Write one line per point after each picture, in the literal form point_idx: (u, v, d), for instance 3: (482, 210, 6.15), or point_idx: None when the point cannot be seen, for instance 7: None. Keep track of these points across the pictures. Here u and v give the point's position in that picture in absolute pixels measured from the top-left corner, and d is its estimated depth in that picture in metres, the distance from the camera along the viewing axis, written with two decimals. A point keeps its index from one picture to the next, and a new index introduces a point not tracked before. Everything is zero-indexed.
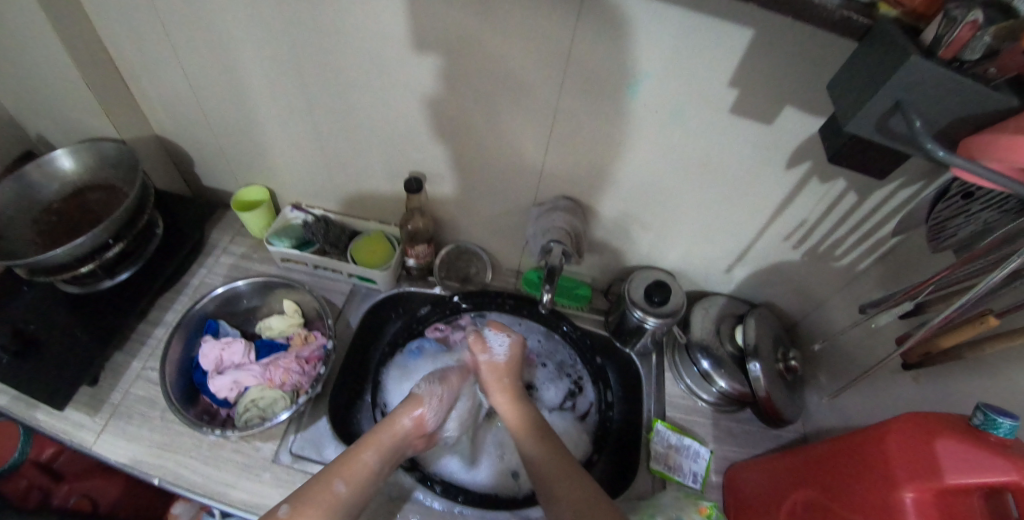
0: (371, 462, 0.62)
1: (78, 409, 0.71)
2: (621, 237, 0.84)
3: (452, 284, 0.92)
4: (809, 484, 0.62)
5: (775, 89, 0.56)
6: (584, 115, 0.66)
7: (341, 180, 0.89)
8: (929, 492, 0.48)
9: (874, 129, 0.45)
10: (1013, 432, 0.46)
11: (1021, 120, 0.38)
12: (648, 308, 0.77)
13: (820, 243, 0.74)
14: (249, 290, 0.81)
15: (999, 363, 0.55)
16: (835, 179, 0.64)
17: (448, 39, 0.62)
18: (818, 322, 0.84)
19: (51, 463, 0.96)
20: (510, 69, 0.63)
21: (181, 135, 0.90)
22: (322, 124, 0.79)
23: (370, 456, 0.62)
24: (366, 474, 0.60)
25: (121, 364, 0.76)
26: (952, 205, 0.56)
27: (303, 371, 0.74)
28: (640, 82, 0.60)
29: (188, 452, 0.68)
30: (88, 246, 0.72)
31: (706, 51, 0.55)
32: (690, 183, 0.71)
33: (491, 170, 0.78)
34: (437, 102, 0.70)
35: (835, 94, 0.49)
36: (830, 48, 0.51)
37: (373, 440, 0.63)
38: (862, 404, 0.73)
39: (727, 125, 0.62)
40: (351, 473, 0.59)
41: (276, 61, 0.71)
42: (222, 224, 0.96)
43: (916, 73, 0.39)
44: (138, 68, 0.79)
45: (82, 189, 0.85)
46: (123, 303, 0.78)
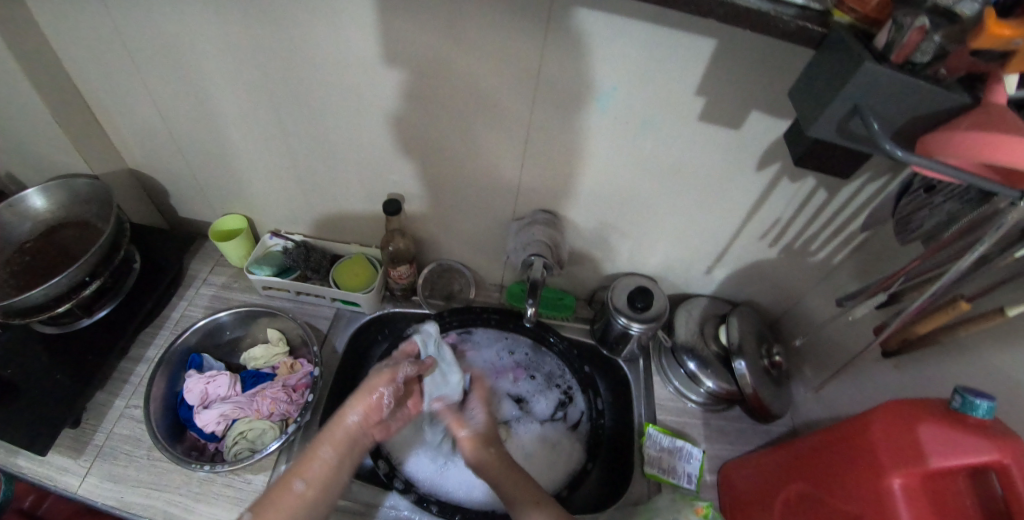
0: (329, 457, 0.61)
1: (62, 453, 0.69)
2: (602, 245, 0.85)
3: (436, 302, 0.93)
4: (801, 476, 0.63)
5: (738, 96, 0.58)
6: (556, 128, 0.67)
7: (320, 205, 0.88)
8: (914, 478, 0.49)
9: (834, 132, 0.46)
10: (990, 412, 0.47)
11: (973, 118, 0.40)
12: (632, 314, 0.78)
13: (795, 239, 0.75)
14: (232, 321, 0.80)
15: (972, 348, 0.56)
16: (804, 178, 0.65)
17: (418, 61, 0.62)
18: (799, 317, 0.86)
19: (34, 511, 0.92)
20: (480, 87, 0.64)
21: (155, 167, 0.89)
22: (297, 149, 0.79)
23: (328, 451, 0.61)
24: (324, 471, 0.60)
25: (104, 404, 0.74)
26: (916, 198, 0.56)
27: (291, 400, 0.73)
28: (608, 95, 0.61)
29: (177, 490, 0.67)
30: (65, 285, 0.71)
31: (671, 62, 0.56)
32: (666, 189, 0.72)
33: (468, 186, 0.78)
34: (411, 123, 0.71)
35: (796, 98, 0.50)
36: (787, 55, 0.53)
37: (335, 435, 0.62)
38: (847, 395, 0.74)
39: (697, 131, 0.63)
40: (309, 470, 0.59)
41: (247, 90, 0.71)
42: (201, 254, 0.95)
43: (871, 77, 0.40)
44: (108, 103, 0.78)
45: (54, 227, 0.83)
46: (103, 341, 0.76)
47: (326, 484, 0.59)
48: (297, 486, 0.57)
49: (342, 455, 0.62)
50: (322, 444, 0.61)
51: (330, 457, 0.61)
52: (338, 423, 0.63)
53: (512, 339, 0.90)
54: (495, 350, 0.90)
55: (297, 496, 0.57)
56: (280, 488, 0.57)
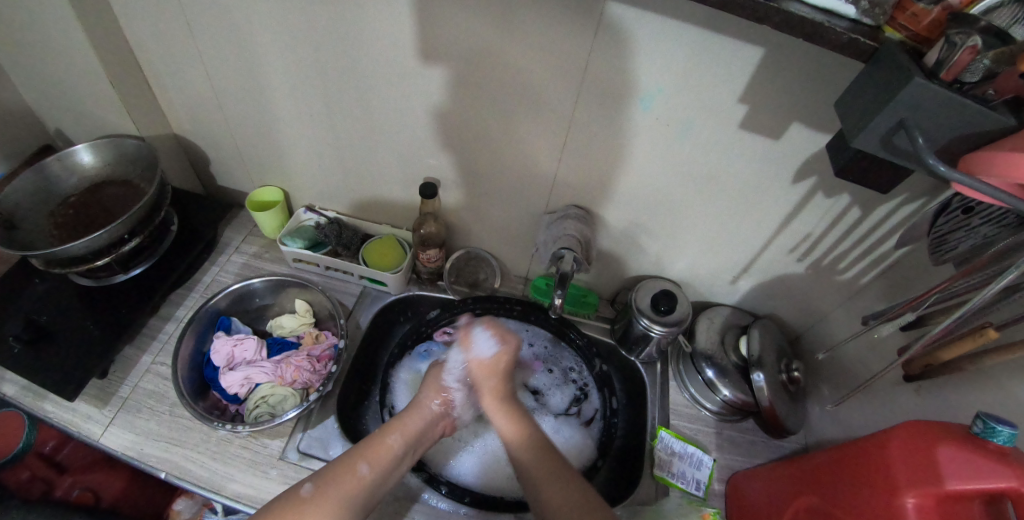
0: (366, 472, 0.58)
1: (87, 402, 0.71)
2: (628, 246, 0.86)
3: (461, 289, 0.95)
4: (812, 491, 0.63)
5: (784, 107, 0.59)
6: (597, 125, 0.68)
7: (355, 184, 0.90)
8: (930, 497, 0.49)
9: (879, 146, 0.48)
10: (1011, 440, 0.47)
11: (1018, 139, 0.41)
12: (654, 316, 0.79)
13: (824, 256, 0.76)
14: (263, 289, 0.82)
15: (999, 374, 0.57)
16: (840, 194, 0.66)
17: (470, 51, 0.64)
18: (820, 335, 0.86)
19: (54, 455, 0.93)
20: (528, 79, 0.66)
21: (200, 135, 0.91)
22: (341, 127, 0.81)
23: (365, 465, 0.59)
24: (359, 487, 0.57)
25: (131, 358, 0.76)
26: (953, 219, 0.57)
27: (313, 369, 0.74)
28: (652, 96, 0.63)
29: (195, 447, 0.68)
30: (106, 239, 0.73)
31: (718, 69, 0.58)
32: (699, 194, 0.73)
33: (504, 177, 0.80)
34: (455, 110, 0.72)
35: (844, 109, 0.51)
36: (837, 68, 0.54)
37: (402, 423, 0.65)
38: (864, 415, 0.74)
39: (737, 140, 0.65)
40: (339, 480, 0.56)
41: (301, 66, 0.73)
42: (235, 223, 0.97)
43: (924, 91, 0.41)
44: (165, 69, 0.81)
45: (100, 184, 0.86)
46: (136, 297, 0.78)
47: (390, 471, 0.60)
48: (308, 489, 0.55)
49: (380, 471, 0.59)
50: (389, 430, 0.64)
51: (397, 445, 0.63)
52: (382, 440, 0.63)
53: (532, 331, 0.91)
54: None
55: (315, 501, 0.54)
56: (345, 468, 0.57)
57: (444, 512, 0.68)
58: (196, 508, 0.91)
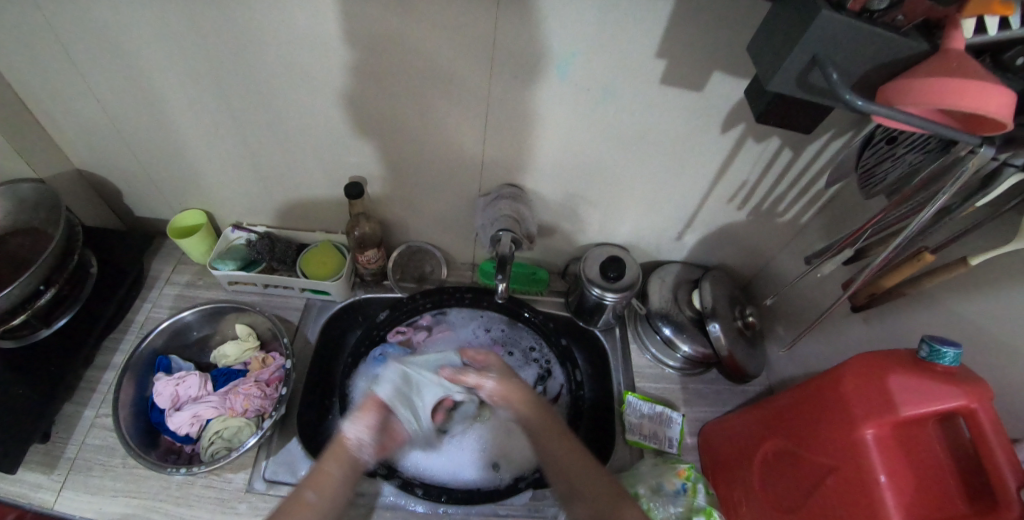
0: (337, 471, 0.59)
1: (34, 470, 0.68)
2: (572, 219, 0.84)
3: (409, 285, 0.92)
4: (776, 434, 0.64)
5: (700, 56, 0.56)
6: (518, 98, 0.64)
7: (281, 194, 0.85)
8: (887, 427, 0.49)
9: (795, 87, 0.45)
10: (957, 360, 0.48)
11: (931, 63, 0.39)
12: (605, 284, 0.77)
13: (763, 201, 0.75)
14: (197, 320, 0.78)
15: (937, 298, 0.57)
16: (768, 137, 0.65)
17: (372, 38, 0.59)
18: (771, 277, 0.87)
19: None
20: (438, 61, 0.61)
21: (105, 167, 0.84)
22: (253, 139, 0.75)
23: (333, 466, 0.59)
24: (336, 486, 0.58)
25: (72, 415, 0.73)
26: (878, 150, 0.57)
27: (264, 395, 0.73)
28: (569, 61, 0.59)
29: (156, 495, 0.66)
30: (18, 295, 0.67)
31: (630, 25, 0.54)
32: (634, 156, 0.71)
33: (432, 166, 0.76)
34: (370, 103, 0.67)
35: (755, 54, 0.48)
36: (746, 8, 0.51)
37: (337, 450, 0.60)
38: (819, 351, 0.75)
39: (661, 96, 0.62)
40: (320, 484, 0.57)
41: (194, 79, 0.66)
42: (163, 254, 0.92)
43: (830, 26, 0.39)
44: (46, 101, 0.73)
45: (3, 236, 0.79)
46: (66, 351, 0.74)
47: (334, 498, 0.57)
48: (310, 498, 0.56)
49: (349, 467, 0.60)
50: (329, 456, 0.59)
51: (338, 469, 0.59)
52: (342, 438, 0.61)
53: (487, 316, 0.90)
54: (471, 329, 0.89)
55: (307, 509, 0.55)
56: (292, 503, 0.55)
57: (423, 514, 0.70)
58: None
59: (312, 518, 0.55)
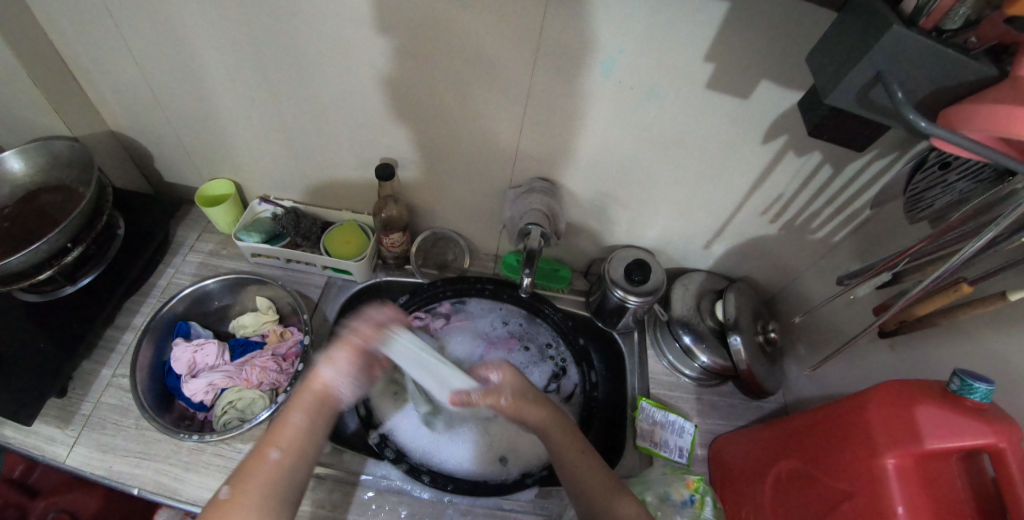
0: (302, 422, 0.54)
1: (49, 424, 0.68)
2: (599, 218, 0.83)
3: (430, 271, 0.92)
4: (792, 454, 0.63)
5: (751, 64, 0.55)
6: (558, 92, 0.63)
7: (310, 170, 0.85)
8: (908, 458, 0.48)
9: (854, 103, 0.44)
10: (988, 396, 0.46)
11: (1000, 90, 0.36)
12: (629, 287, 0.77)
13: (797, 216, 0.74)
14: (219, 289, 0.79)
15: (972, 329, 0.56)
16: (811, 152, 0.64)
17: (417, 21, 0.58)
18: (796, 295, 0.85)
19: (25, 480, 0.93)
20: (482, 47, 0.60)
21: (138, 130, 0.84)
22: (288, 112, 0.75)
23: (299, 416, 0.54)
24: (302, 437, 0.53)
25: (90, 372, 0.74)
26: (930, 175, 0.55)
27: (280, 369, 0.73)
28: (614, 57, 0.58)
29: (166, 459, 0.67)
30: (46, 251, 0.68)
31: (682, 27, 0.53)
32: (669, 160, 0.70)
33: (464, 155, 0.75)
34: (410, 86, 0.67)
35: (813, 65, 0.47)
36: (804, 18, 0.50)
37: (301, 397, 0.55)
38: (841, 374, 0.74)
39: (705, 102, 0.61)
40: (279, 437, 0.52)
41: (234, 48, 0.66)
42: (188, 221, 0.93)
43: (901, 42, 0.37)
44: (86, 60, 0.73)
45: (35, 192, 0.80)
46: (88, 309, 0.74)
47: (303, 450, 0.53)
48: (274, 456, 0.51)
49: (317, 417, 0.55)
50: (290, 408, 0.54)
51: (303, 420, 0.54)
52: (311, 382, 0.57)
53: (506, 309, 0.90)
54: (489, 320, 0.90)
55: (272, 465, 0.51)
56: (252, 459, 0.51)
57: (427, 501, 0.69)
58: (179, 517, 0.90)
59: (280, 475, 0.50)
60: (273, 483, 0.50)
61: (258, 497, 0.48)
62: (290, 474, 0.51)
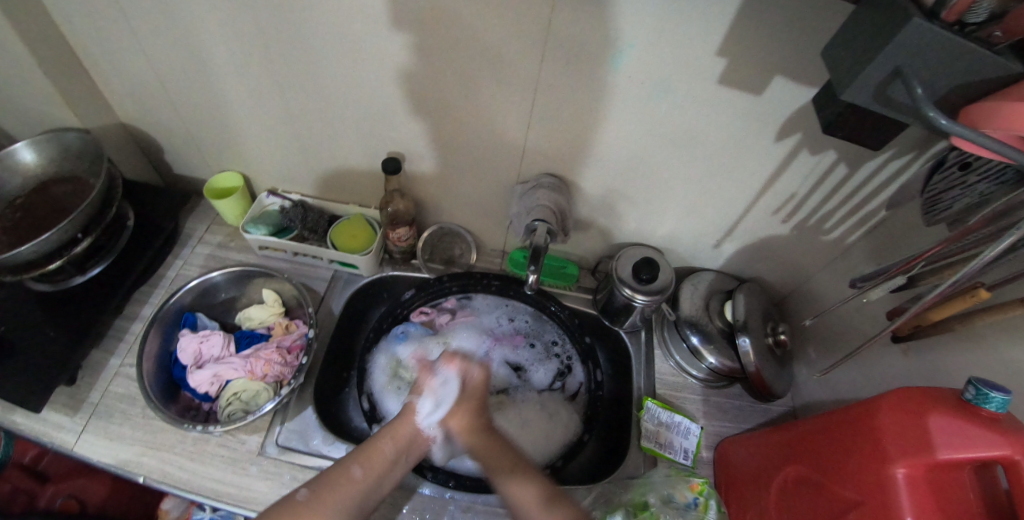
0: (389, 451, 0.60)
1: (58, 411, 0.69)
2: (607, 215, 0.82)
3: (436, 266, 0.92)
4: (799, 459, 0.62)
5: (764, 60, 0.54)
6: (567, 87, 0.62)
7: (318, 163, 0.85)
8: (920, 467, 0.47)
9: (871, 99, 0.42)
10: (1004, 406, 0.45)
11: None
12: (636, 286, 0.75)
13: (810, 216, 0.72)
14: (226, 281, 0.79)
15: (989, 334, 0.54)
16: (826, 151, 0.62)
17: (425, 14, 0.58)
18: (807, 296, 0.84)
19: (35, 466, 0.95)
20: (490, 41, 0.59)
21: (149, 122, 0.85)
22: (296, 106, 0.75)
23: (389, 447, 0.61)
24: (385, 464, 0.59)
25: (98, 362, 0.74)
26: (949, 176, 0.54)
27: (284, 362, 0.73)
28: (625, 52, 0.57)
29: (172, 449, 0.67)
30: (56, 241, 0.68)
31: (694, 21, 0.52)
32: (678, 157, 0.69)
33: (472, 150, 0.75)
34: (417, 79, 0.66)
35: (829, 60, 0.46)
36: (822, 12, 0.48)
37: (397, 430, 0.62)
38: (852, 378, 0.73)
39: (717, 98, 0.59)
40: (371, 461, 0.58)
41: (241, 41, 0.66)
42: (197, 213, 0.93)
43: (922, 37, 0.36)
44: (97, 51, 0.73)
45: (47, 182, 0.81)
46: (98, 299, 0.75)
47: (381, 477, 0.58)
48: (356, 473, 0.57)
49: (400, 450, 0.62)
50: (387, 436, 0.61)
51: (390, 452, 0.60)
52: (408, 414, 0.64)
53: (512, 306, 0.89)
54: (495, 317, 0.89)
55: (353, 482, 0.56)
56: (339, 472, 0.56)
57: (429, 497, 0.69)
58: (185, 506, 0.91)
59: (356, 492, 0.56)
60: (350, 501, 0.55)
61: (338, 508, 0.54)
62: (355, 495, 0.56)
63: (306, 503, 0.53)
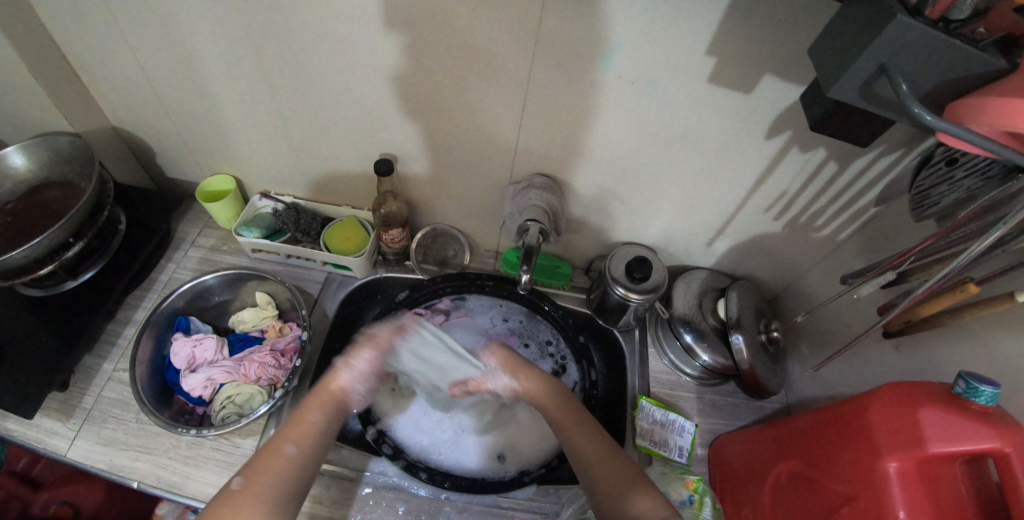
0: (319, 421, 0.58)
1: (50, 417, 0.69)
2: (600, 215, 0.82)
3: (430, 268, 0.92)
4: (792, 454, 0.62)
5: (753, 58, 0.54)
6: (559, 87, 0.63)
7: (311, 166, 0.85)
8: (912, 461, 0.47)
9: (857, 96, 0.42)
10: (994, 399, 0.45)
11: (1010, 82, 0.36)
12: (630, 285, 0.76)
13: (801, 214, 0.73)
14: (219, 285, 0.79)
15: (978, 329, 0.55)
16: (815, 148, 0.63)
17: (415, 15, 0.58)
18: (800, 293, 0.84)
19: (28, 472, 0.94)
20: (481, 41, 0.59)
21: (141, 126, 0.85)
22: (287, 108, 0.75)
23: (317, 416, 0.58)
24: (315, 436, 0.57)
25: (91, 367, 0.74)
26: (935, 173, 0.54)
27: (278, 365, 0.73)
28: (615, 51, 0.57)
29: (166, 453, 0.67)
30: (47, 246, 0.68)
31: (683, 19, 0.52)
32: (670, 156, 0.69)
33: (464, 150, 0.75)
34: (409, 81, 0.66)
35: (815, 58, 0.46)
36: (809, 10, 0.49)
37: (323, 398, 0.60)
38: (845, 374, 0.73)
39: (707, 97, 0.60)
40: (299, 433, 0.56)
41: (232, 43, 0.66)
42: (189, 217, 0.93)
43: (906, 35, 0.36)
44: (87, 55, 0.73)
45: (38, 187, 0.80)
46: (90, 303, 0.75)
47: (315, 448, 0.56)
48: (290, 451, 0.55)
49: (331, 417, 0.59)
50: (309, 406, 0.59)
51: (320, 421, 0.58)
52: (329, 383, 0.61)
53: (507, 306, 0.89)
54: (489, 317, 0.89)
55: (288, 459, 0.54)
56: (268, 453, 0.54)
57: (424, 498, 0.69)
58: (179, 510, 0.91)
59: (291, 470, 0.53)
60: (285, 478, 0.53)
61: (270, 487, 0.51)
62: (297, 470, 0.54)
63: (243, 489, 0.50)
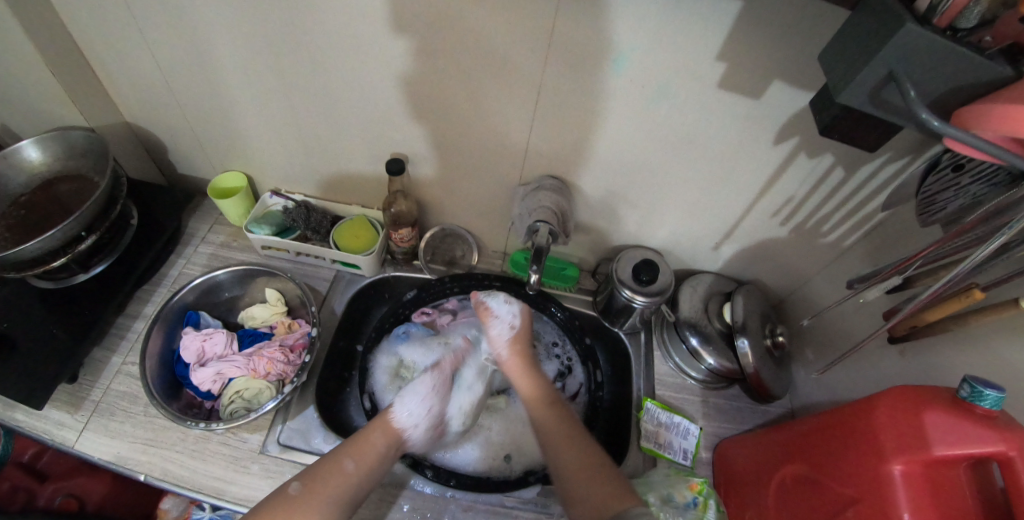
0: (381, 444, 0.62)
1: (58, 409, 0.69)
2: (607, 218, 0.83)
3: (437, 267, 0.93)
4: (797, 457, 0.62)
5: (763, 64, 0.55)
6: (569, 90, 0.64)
7: (322, 165, 0.86)
8: (917, 464, 0.47)
9: (866, 101, 0.43)
10: (999, 403, 0.45)
11: (1015, 90, 0.36)
12: (636, 287, 0.76)
13: (807, 219, 0.74)
14: (229, 280, 0.80)
15: (983, 334, 0.55)
16: (823, 154, 0.63)
17: (430, 17, 0.59)
18: (805, 299, 0.85)
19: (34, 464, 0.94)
20: (494, 44, 0.60)
21: (155, 122, 0.86)
22: (301, 107, 0.76)
23: (381, 440, 0.63)
24: (376, 458, 0.61)
25: (100, 359, 0.75)
26: (942, 179, 0.55)
27: (287, 360, 0.74)
28: (626, 56, 0.58)
29: (173, 447, 0.67)
30: (61, 238, 0.69)
31: (694, 25, 0.53)
32: (679, 160, 0.70)
33: (475, 152, 0.76)
34: (421, 81, 0.67)
35: (825, 64, 0.47)
36: (819, 17, 0.50)
37: (385, 422, 0.65)
38: (849, 379, 0.73)
39: (716, 102, 0.61)
40: (362, 454, 0.60)
41: (248, 42, 0.67)
42: (200, 213, 0.94)
43: (915, 42, 0.37)
44: (104, 52, 0.74)
45: (52, 181, 0.81)
46: (101, 297, 0.75)
47: (372, 470, 0.60)
48: (348, 466, 0.58)
49: (392, 444, 0.64)
50: (374, 430, 0.64)
51: (382, 444, 0.63)
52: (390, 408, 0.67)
53: None
54: None
55: (346, 476, 0.58)
56: (330, 465, 0.58)
57: (430, 495, 0.69)
58: (184, 505, 0.91)
59: (349, 487, 0.57)
60: (343, 494, 0.56)
61: (327, 501, 0.55)
62: (352, 490, 0.57)
63: (299, 498, 0.54)
